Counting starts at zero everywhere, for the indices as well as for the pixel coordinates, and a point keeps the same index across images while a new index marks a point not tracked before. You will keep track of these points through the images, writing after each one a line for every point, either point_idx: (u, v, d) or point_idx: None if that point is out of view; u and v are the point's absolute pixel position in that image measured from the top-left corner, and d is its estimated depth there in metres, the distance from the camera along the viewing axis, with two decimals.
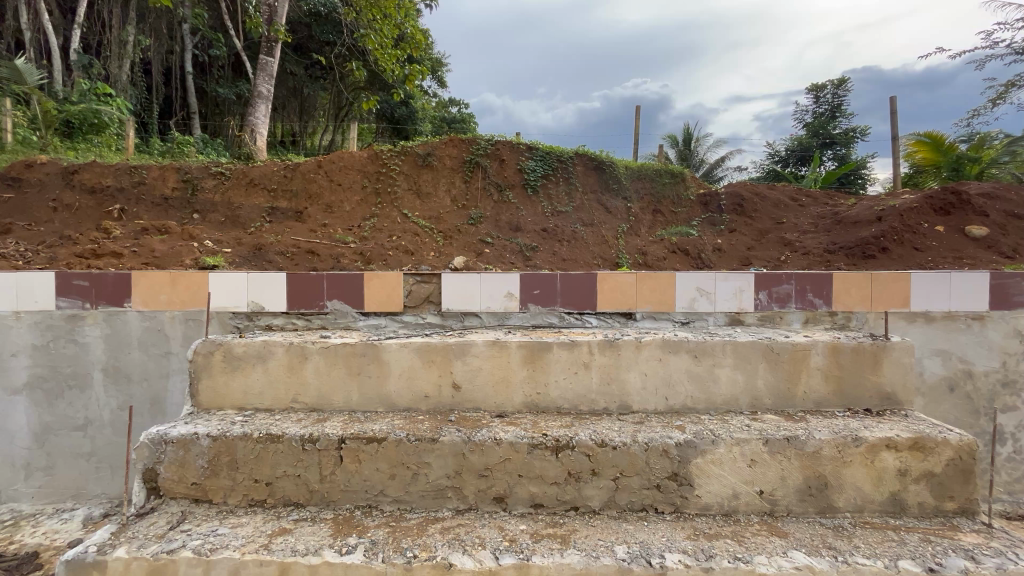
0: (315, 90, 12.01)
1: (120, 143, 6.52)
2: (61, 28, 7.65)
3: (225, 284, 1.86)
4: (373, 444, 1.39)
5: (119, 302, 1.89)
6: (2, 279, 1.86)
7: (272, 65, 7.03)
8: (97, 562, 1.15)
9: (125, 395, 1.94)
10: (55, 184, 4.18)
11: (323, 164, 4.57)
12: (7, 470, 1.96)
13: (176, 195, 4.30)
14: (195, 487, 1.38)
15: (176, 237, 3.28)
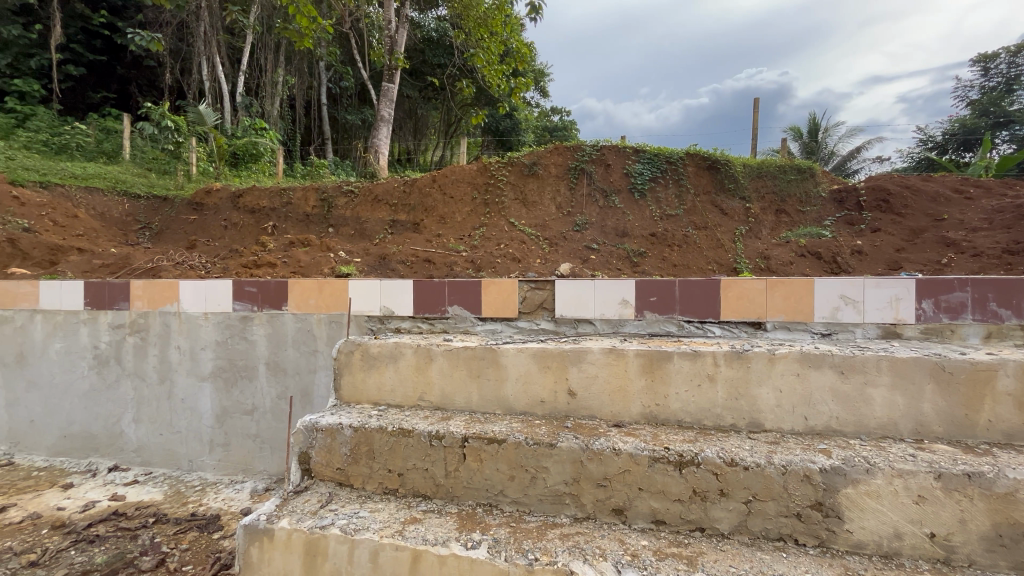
0: (427, 110, 12.96)
1: (272, 169, 7.57)
2: (231, 76, 9.16)
3: (362, 290, 2.07)
4: (493, 444, 1.44)
5: (279, 306, 2.20)
6: (196, 286, 2.27)
7: (392, 91, 7.70)
8: (266, 530, 1.33)
9: (283, 386, 2.25)
10: (226, 208, 5.00)
11: (437, 179, 4.89)
12: (196, 444, 2.36)
13: (316, 212, 4.90)
14: (340, 472, 1.55)
15: (316, 248, 3.72)
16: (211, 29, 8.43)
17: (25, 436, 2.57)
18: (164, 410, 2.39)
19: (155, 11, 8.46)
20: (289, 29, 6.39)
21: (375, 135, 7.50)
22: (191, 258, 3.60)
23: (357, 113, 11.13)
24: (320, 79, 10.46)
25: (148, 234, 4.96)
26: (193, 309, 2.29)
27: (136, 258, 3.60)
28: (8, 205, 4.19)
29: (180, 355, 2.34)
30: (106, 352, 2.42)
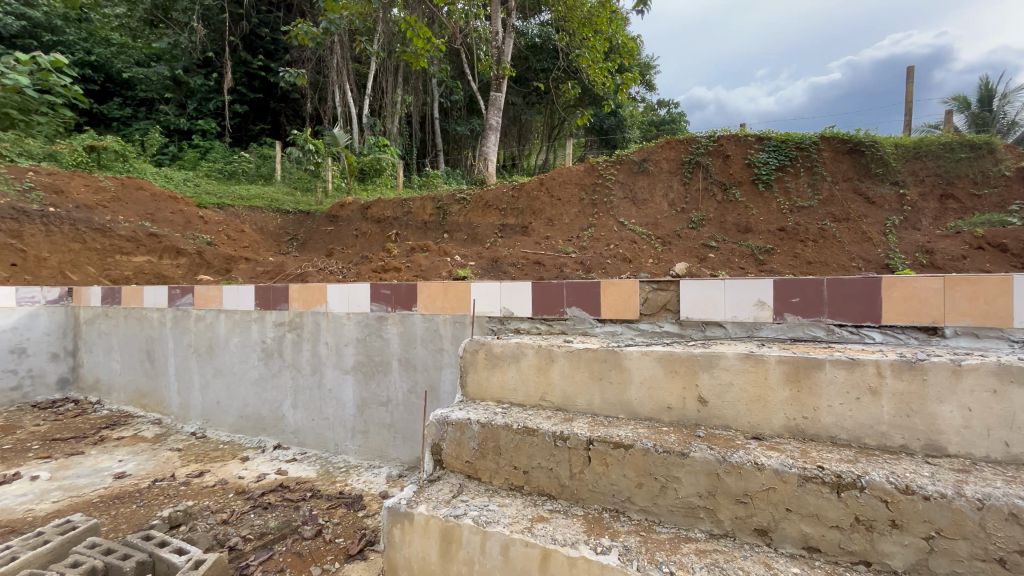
0: (531, 114, 13.22)
1: (393, 181, 8.25)
2: (358, 101, 10.19)
3: (484, 292, 2.16)
4: (620, 449, 1.40)
5: (409, 306, 2.39)
6: (341, 289, 2.57)
7: (500, 99, 7.95)
8: (406, 514, 1.44)
9: (414, 381, 2.42)
10: (357, 218, 5.58)
11: (544, 181, 4.94)
12: (340, 430, 2.64)
13: (432, 219, 5.24)
14: (469, 465, 1.62)
15: (434, 253, 3.97)
16: (343, 60, 9.44)
17: (213, 414, 3.10)
18: (316, 398, 2.71)
19: (299, 50, 9.72)
20: (407, 51, 6.91)
21: (484, 143, 7.80)
22: (331, 264, 4.06)
23: (466, 123, 11.97)
24: (433, 96, 11.21)
25: (296, 245, 5.72)
26: (338, 310, 2.59)
27: (288, 265, 4.16)
28: (197, 223, 5.11)
29: (327, 350, 2.64)
30: (271, 345, 2.83)
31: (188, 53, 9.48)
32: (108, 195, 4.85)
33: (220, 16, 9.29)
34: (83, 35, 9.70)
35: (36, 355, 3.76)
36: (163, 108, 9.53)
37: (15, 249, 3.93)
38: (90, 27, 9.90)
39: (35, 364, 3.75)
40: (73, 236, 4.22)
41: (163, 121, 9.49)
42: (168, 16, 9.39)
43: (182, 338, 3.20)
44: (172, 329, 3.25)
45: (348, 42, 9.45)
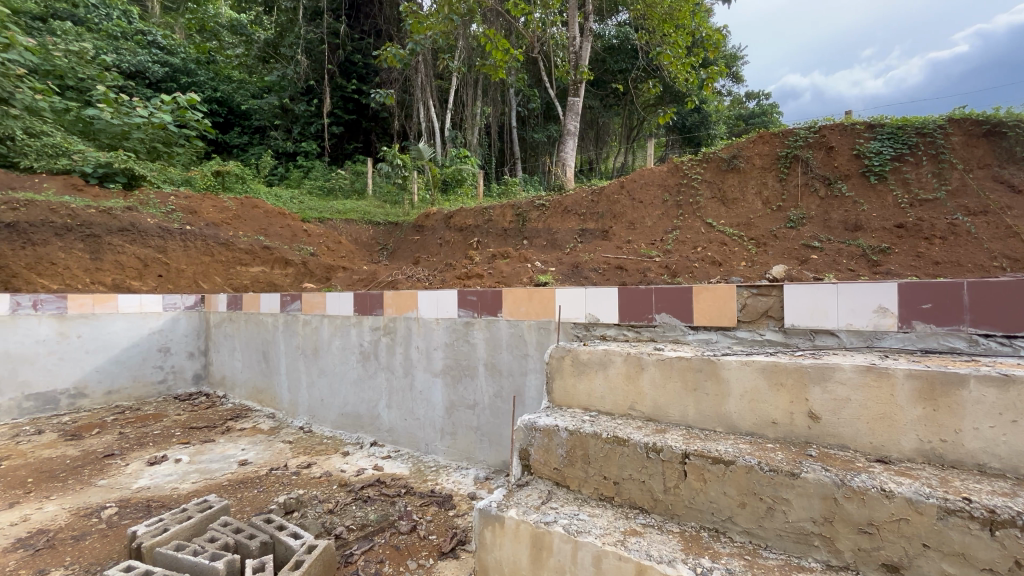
0: (609, 117, 13.06)
1: (473, 191, 8.54)
2: (441, 115, 10.66)
3: (568, 298, 2.16)
4: (720, 465, 1.32)
5: (495, 312, 2.45)
6: (430, 295, 2.71)
7: (578, 103, 7.91)
8: (497, 517, 1.47)
9: (500, 385, 2.46)
10: (441, 228, 5.89)
11: (625, 184, 4.84)
12: (430, 430, 2.75)
13: (512, 226, 5.34)
14: (557, 472, 1.62)
15: (515, 259, 4.03)
16: (427, 78, 9.95)
17: (317, 410, 3.38)
18: (408, 399, 2.85)
19: (388, 72, 10.38)
20: (487, 64, 7.12)
21: (562, 149, 7.81)
22: (417, 272, 4.27)
23: (543, 131, 12.16)
24: (511, 106, 11.46)
25: (386, 255, 6.15)
26: (427, 315, 2.73)
27: (380, 273, 4.45)
28: (302, 236, 5.63)
29: (418, 354, 2.78)
30: (368, 348, 3.03)
31: (294, 83, 10.50)
32: (231, 213, 5.48)
33: (320, 47, 10.19)
34: (211, 75, 11.13)
35: (178, 353, 4.35)
36: (274, 134, 10.68)
37: (161, 262, 4.56)
38: (217, 67, 11.33)
39: (177, 361, 4.34)
40: (204, 250, 4.82)
41: (274, 145, 10.63)
42: (277, 52, 10.48)
43: (292, 340, 3.53)
44: (284, 332, 3.60)
45: (432, 60, 9.93)
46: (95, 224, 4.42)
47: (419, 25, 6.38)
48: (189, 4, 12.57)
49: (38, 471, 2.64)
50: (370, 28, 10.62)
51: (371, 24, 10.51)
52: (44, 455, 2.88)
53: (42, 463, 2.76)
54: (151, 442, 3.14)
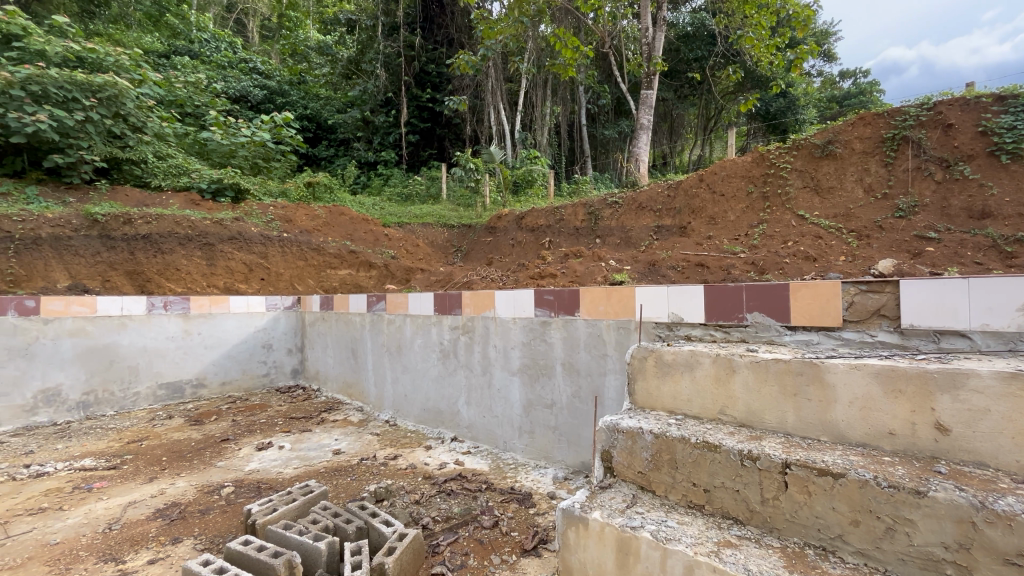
0: (684, 108, 12.51)
1: (543, 191, 8.69)
2: (511, 117, 10.79)
3: (649, 296, 2.10)
4: (827, 477, 1.20)
5: (572, 312, 2.44)
6: (507, 295, 2.75)
7: (651, 96, 7.64)
8: (581, 518, 1.45)
9: (577, 385, 2.44)
10: (513, 229, 5.98)
11: (704, 177, 4.60)
12: (509, 428, 2.78)
13: (584, 225, 5.27)
14: (641, 475, 1.57)
15: (589, 259, 3.97)
16: (497, 82, 10.10)
17: (401, 405, 3.56)
18: (486, 397, 2.91)
19: (460, 78, 10.61)
20: (556, 63, 7.08)
21: (635, 144, 7.59)
22: (491, 273, 4.34)
23: (614, 127, 11.92)
24: (580, 103, 11.35)
25: (460, 256, 6.39)
26: (505, 315, 2.77)
27: (456, 275, 4.57)
28: (383, 240, 5.96)
29: (496, 353, 2.83)
30: (448, 346, 3.14)
31: (374, 96, 11.11)
32: (321, 220, 5.90)
33: (398, 60, 10.69)
34: (302, 94, 12.07)
35: (279, 349, 4.79)
36: (357, 145, 11.40)
37: (263, 267, 5.02)
38: (307, 86, 12.26)
39: (278, 357, 4.78)
40: (298, 255, 5.23)
41: (357, 156, 11.34)
42: (359, 68, 11.14)
43: (378, 338, 3.75)
44: (370, 331, 3.83)
45: (502, 64, 10.08)
46: (210, 234, 4.89)
47: (490, 31, 6.48)
48: (282, 31, 13.74)
49: (169, 451, 3.01)
50: (442, 38, 11.00)
51: (443, 34, 10.90)
52: (174, 438, 3.28)
53: (172, 444, 3.15)
54: (259, 429, 3.47)
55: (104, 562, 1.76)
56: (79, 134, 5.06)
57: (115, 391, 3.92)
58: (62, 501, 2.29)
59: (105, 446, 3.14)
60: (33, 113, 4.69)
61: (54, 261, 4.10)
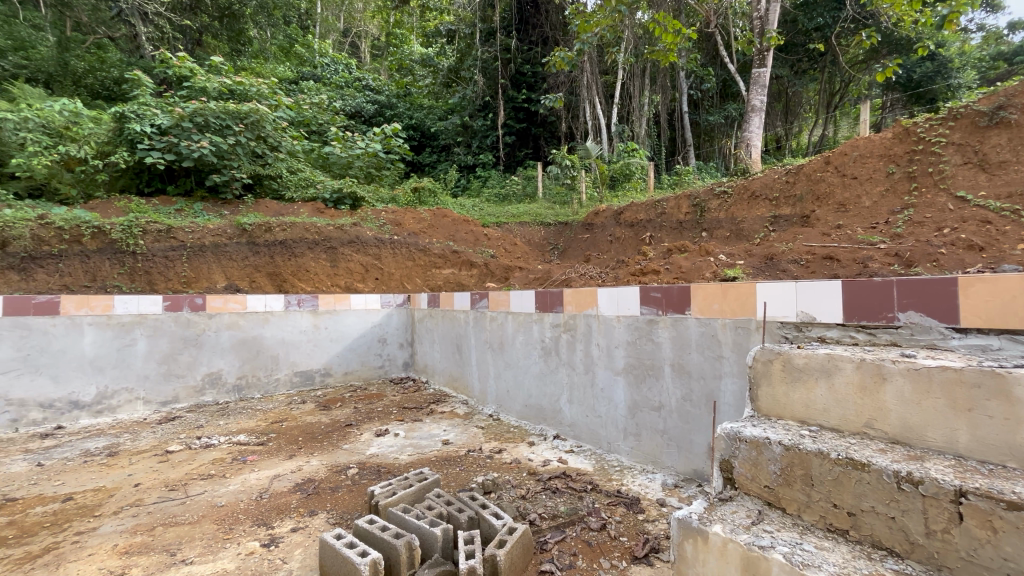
0: (803, 85, 11.28)
1: (642, 184, 8.50)
2: (608, 110, 10.56)
3: (773, 293, 1.93)
4: (1018, 512, 0.98)
5: (682, 310, 2.32)
6: (611, 292, 2.69)
7: (765, 74, 6.99)
8: (700, 530, 1.36)
9: (688, 388, 2.29)
10: (611, 225, 5.87)
11: (832, 160, 4.17)
12: (614, 429, 2.70)
13: (689, 218, 5.07)
14: (767, 490, 1.43)
15: (695, 253, 3.74)
16: (593, 75, 9.90)
17: (504, 400, 3.63)
18: (589, 396, 2.85)
19: (555, 76, 10.63)
20: (656, 50, 6.75)
21: (746, 128, 7.00)
22: (589, 269, 4.27)
23: (720, 112, 11.11)
24: (682, 90, 10.74)
25: (558, 253, 6.44)
26: (608, 313, 2.71)
27: (554, 272, 4.56)
28: (483, 240, 6.18)
29: (599, 351, 2.77)
30: (550, 344, 3.14)
31: (473, 101, 11.53)
32: (426, 222, 6.23)
33: (495, 64, 10.96)
34: (408, 105, 12.91)
35: (392, 344, 5.18)
36: (457, 150, 11.94)
37: (377, 267, 5.45)
38: (412, 98, 13.09)
39: (391, 351, 5.17)
40: (407, 255, 5.60)
41: (457, 160, 11.88)
42: (459, 76, 11.61)
43: (481, 335, 3.87)
44: (473, 327, 3.97)
45: (598, 57, 9.88)
46: (333, 238, 5.41)
47: (586, 24, 6.27)
48: (389, 48, 14.81)
49: (304, 432, 3.40)
50: (537, 37, 11.01)
51: (538, 33, 10.91)
52: (307, 420, 3.70)
53: (307, 426, 3.55)
54: (377, 417, 3.78)
55: (257, 526, 2.03)
56: (231, 156, 5.88)
57: (261, 376, 4.50)
58: (224, 469, 2.69)
59: (255, 424, 3.63)
60: (198, 141, 5.59)
61: (214, 265, 4.81)
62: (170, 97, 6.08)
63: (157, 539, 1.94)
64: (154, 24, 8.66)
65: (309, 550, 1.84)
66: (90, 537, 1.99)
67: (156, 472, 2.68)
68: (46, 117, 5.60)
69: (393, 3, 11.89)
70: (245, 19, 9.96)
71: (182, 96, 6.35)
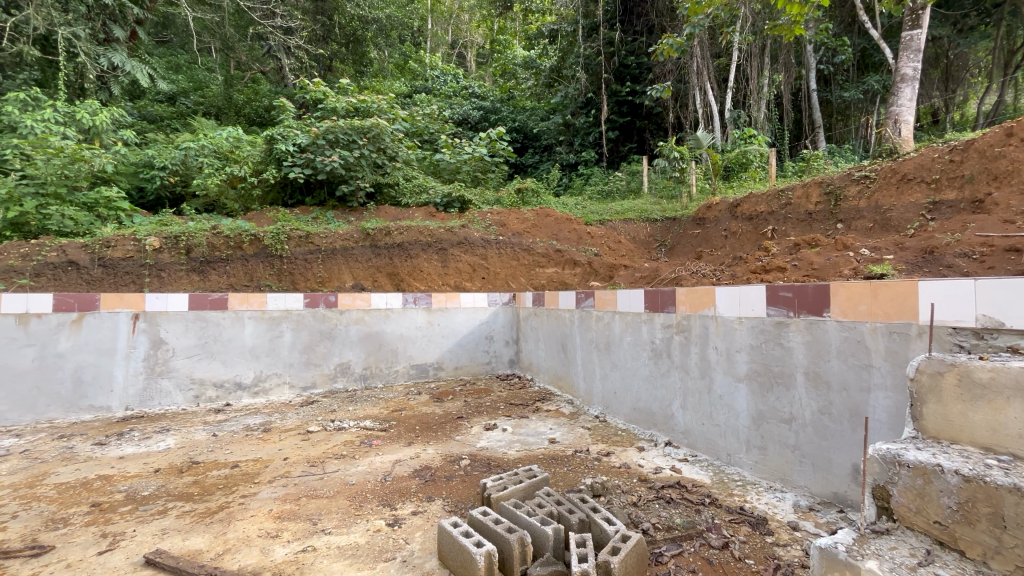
0: (971, 45, 9.45)
1: (761, 173, 7.82)
2: (721, 96, 9.84)
3: (942, 292, 1.63)
4: None
5: (819, 312, 2.07)
6: (732, 292, 2.49)
7: (919, 37, 5.97)
8: (849, 563, 1.20)
9: (826, 400, 2.03)
10: (726, 218, 5.46)
11: (1015, 131, 3.41)
12: (734, 440, 2.49)
13: (820, 208, 4.52)
14: (937, 526, 1.22)
15: (830, 247, 3.30)
16: (704, 60, 9.30)
17: (611, 402, 3.54)
18: (706, 402, 2.66)
19: (661, 65, 10.14)
20: (779, 25, 6.10)
21: (894, 101, 6.02)
22: (702, 267, 3.99)
23: (858, 86, 9.74)
24: (810, 66, 9.60)
25: (665, 250, 6.20)
26: (728, 314, 2.52)
27: (662, 270, 4.35)
28: (586, 238, 6.14)
29: (718, 355, 2.58)
30: (660, 346, 3.00)
31: (575, 99, 11.39)
32: (530, 222, 6.27)
33: (598, 59, 10.76)
34: (512, 108, 13.18)
35: (498, 341, 5.35)
36: (559, 149, 11.96)
37: (484, 267, 5.64)
38: (516, 101, 13.31)
39: (497, 348, 5.34)
40: (512, 255, 5.74)
41: (559, 159, 11.90)
42: (561, 75, 11.59)
43: (587, 334, 3.82)
44: (579, 326, 3.93)
45: (710, 40, 9.24)
46: (444, 240, 5.71)
47: (697, 5, 5.86)
48: (494, 55, 15.25)
49: (421, 421, 3.64)
50: (642, 26, 10.73)
51: (643, 22, 10.66)
52: (423, 411, 3.96)
53: (423, 416, 3.80)
54: (485, 411, 3.92)
55: (383, 506, 2.21)
56: (357, 168, 6.50)
57: (382, 367, 4.91)
58: (354, 451, 2.97)
59: (378, 411, 3.97)
60: (330, 156, 6.27)
61: (343, 266, 5.35)
62: (308, 119, 6.90)
63: (302, 508, 2.21)
64: (295, 56, 9.93)
65: (428, 533, 1.95)
66: (252, 500, 2.32)
67: (300, 448, 3.06)
68: (216, 143, 6.69)
69: (497, 10, 12.21)
70: (367, 42, 10.98)
71: (318, 117, 7.17)
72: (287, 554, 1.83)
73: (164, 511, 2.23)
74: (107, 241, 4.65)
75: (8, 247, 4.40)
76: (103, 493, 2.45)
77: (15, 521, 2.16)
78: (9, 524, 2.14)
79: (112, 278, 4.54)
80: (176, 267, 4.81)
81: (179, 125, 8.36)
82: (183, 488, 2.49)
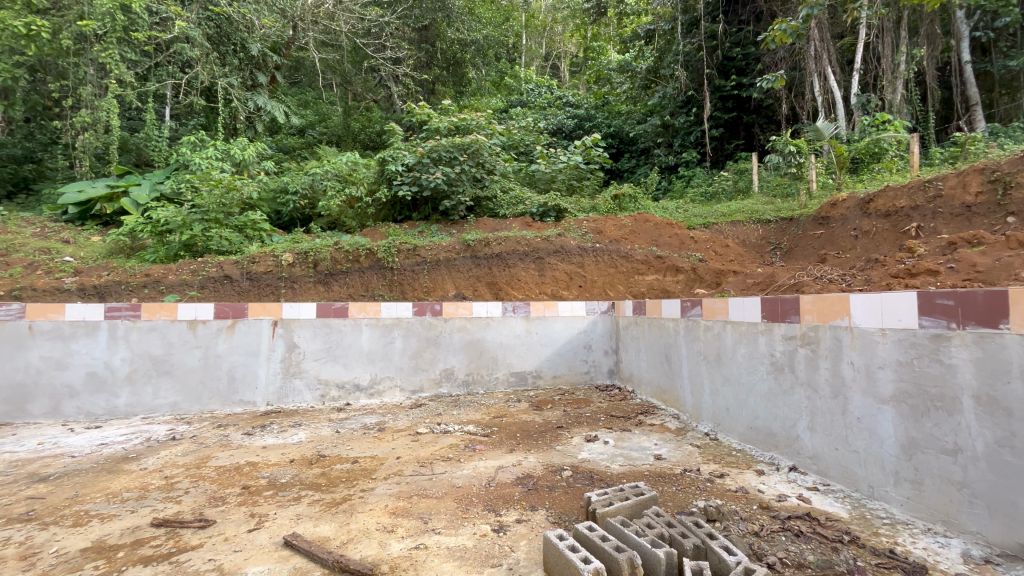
0: None
1: (899, 163, 6.86)
2: (845, 80, 8.81)
3: None
4: None
5: (993, 324, 1.74)
6: (870, 300, 2.19)
7: None
8: None
9: (1006, 430, 1.69)
10: (856, 216, 4.83)
11: None
12: (878, 471, 2.16)
13: (982, 200, 3.82)
14: None
15: (999, 245, 2.76)
16: (824, 43, 8.40)
17: (723, 419, 3.27)
18: (840, 425, 2.35)
19: (772, 53, 9.34)
20: None
21: None
22: (828, 271, 3.56)
23: None
24: (962, 35, 8.20)
25: (781, 253, 5.67)
26: (867, 325, 2.21)
27: (779, 275, 3.96)
28: (689, 244, 5.82)
29: (854, 372, 2.27)
30: (781, 359, 2.72)
31: (674, 99, 10.88)
32: (627, 228, 6.09)
33: (699, 55, 10.17)
34: (606, 114, 12.96)
35: (597, 350, 5.26)
36: (657, 151, 11.50)
37: (581, 275, 5.59)
38: (611, 107, 13.05)
39: (596, 357, 5.25)
40: (610, 263, 5.62)
41: (658, 162, 11.45)
42: (658, 75, 11.16)
43: (694, 345, 3.59)
44: (685, 336, 3.71)
45: (831, 19, 8.32)
46: (541, 249, 5.75)
47: None
48: (588, 62, 15.14)
49: (521, 429, 3.68)
50: (749, 15, 10.05)
51: (750, 9, 9.99)
52: (523, 418, 4.00)
53: (523, 423, 3.84)
54: (585, 422, 3.85)
55: (488, 511, 2.26)
56: (458, 183, 6.83)
57: (483, 373, 5.06)
58: (459, 454, 3.09)
59: (480, 417, 4.09)
60: (434, 173, 6.67)
61: (447, 277, 5.62)
62: (414, 140, 7.42)
63: (414, 506, 2.34)
64: (402, 83, 10.79)
65: (533, 543, 1.96)
66: (370, 495, 2.50)
67: (410, 448, 3.25)
68: (337, 168, 7.43)
69: (591, 18, 12.14)
70: (465, 63, 11.52)
71: (422, 137, 7.67)
72: (402, 549, 1.94)
73: (299, 498, 2.50)
74: (253, 258, 5.38)
75: (182, 265, 5.27)
76: (251, 477, 2.81)
77: (187, 496, 2.56)
78: (183, 498, 2.55)
79: (257, 290, 5.23)
80: (305, 279, 5.41)
81: (307, 154, 9.45)
82: (313, 478, 2.77)
